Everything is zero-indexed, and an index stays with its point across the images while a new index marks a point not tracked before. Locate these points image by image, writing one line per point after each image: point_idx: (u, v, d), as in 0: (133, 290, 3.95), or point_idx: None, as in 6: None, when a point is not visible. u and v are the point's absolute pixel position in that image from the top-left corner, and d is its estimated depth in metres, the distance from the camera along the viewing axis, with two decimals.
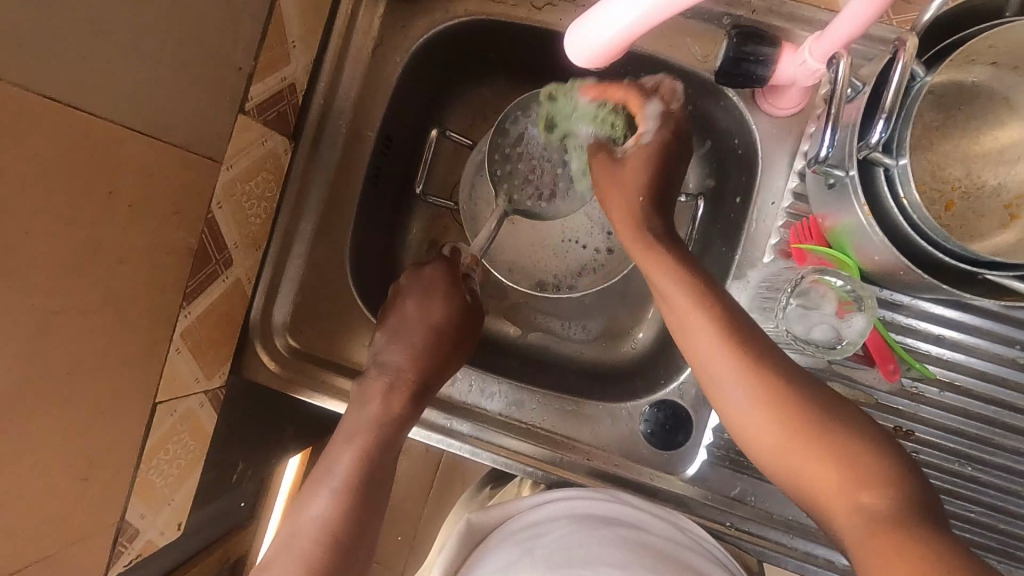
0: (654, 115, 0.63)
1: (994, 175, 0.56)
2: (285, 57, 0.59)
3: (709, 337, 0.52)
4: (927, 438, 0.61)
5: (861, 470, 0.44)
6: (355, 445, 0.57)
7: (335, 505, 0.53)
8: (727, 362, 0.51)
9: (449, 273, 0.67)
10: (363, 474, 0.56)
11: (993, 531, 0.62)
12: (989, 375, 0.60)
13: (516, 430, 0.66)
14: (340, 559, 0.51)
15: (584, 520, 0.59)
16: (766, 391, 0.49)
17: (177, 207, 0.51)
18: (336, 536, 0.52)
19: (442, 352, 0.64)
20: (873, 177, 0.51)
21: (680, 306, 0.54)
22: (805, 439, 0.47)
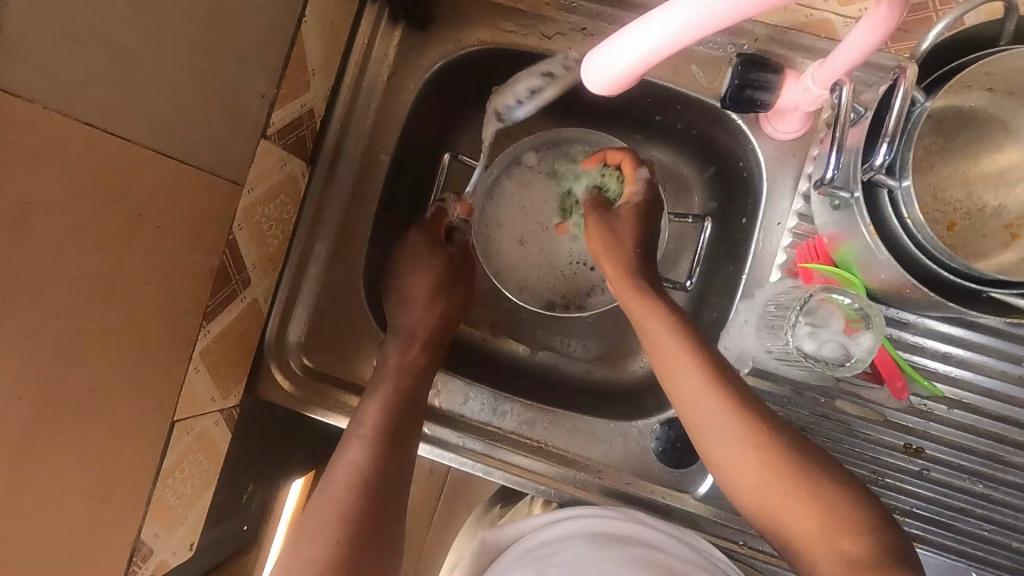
0: (644, 178, 0.66)
1: (995, 196, 0.57)
2: (304, 84, 0.61)
3: (694, 384, 0.55)
4: (937, 455, 0.62)
5: (837, 520, 0.47)
6: (379, 397, 0.62)
7: (365, 448, 0.58)
8: (701, 379, 0.55)
9: (427, 243, 0.70)
10: (392, 421, 0.60)
11: (1008, 550, 0.62)
12: (998, 394, 0.61)
13: (528, 449, 0.67)
14: (373, 500, 0.55)
15: (594, 538, 0.59)
16: (752, 436, 0.52)
17: (203, 229, 0.52)
18: (367, 477, 0.56)
19: (439, 315, 0.70)
20: (878, 199, 0.52)
21: (668, 348, 0.57)
22: (794, 484, 0.49)
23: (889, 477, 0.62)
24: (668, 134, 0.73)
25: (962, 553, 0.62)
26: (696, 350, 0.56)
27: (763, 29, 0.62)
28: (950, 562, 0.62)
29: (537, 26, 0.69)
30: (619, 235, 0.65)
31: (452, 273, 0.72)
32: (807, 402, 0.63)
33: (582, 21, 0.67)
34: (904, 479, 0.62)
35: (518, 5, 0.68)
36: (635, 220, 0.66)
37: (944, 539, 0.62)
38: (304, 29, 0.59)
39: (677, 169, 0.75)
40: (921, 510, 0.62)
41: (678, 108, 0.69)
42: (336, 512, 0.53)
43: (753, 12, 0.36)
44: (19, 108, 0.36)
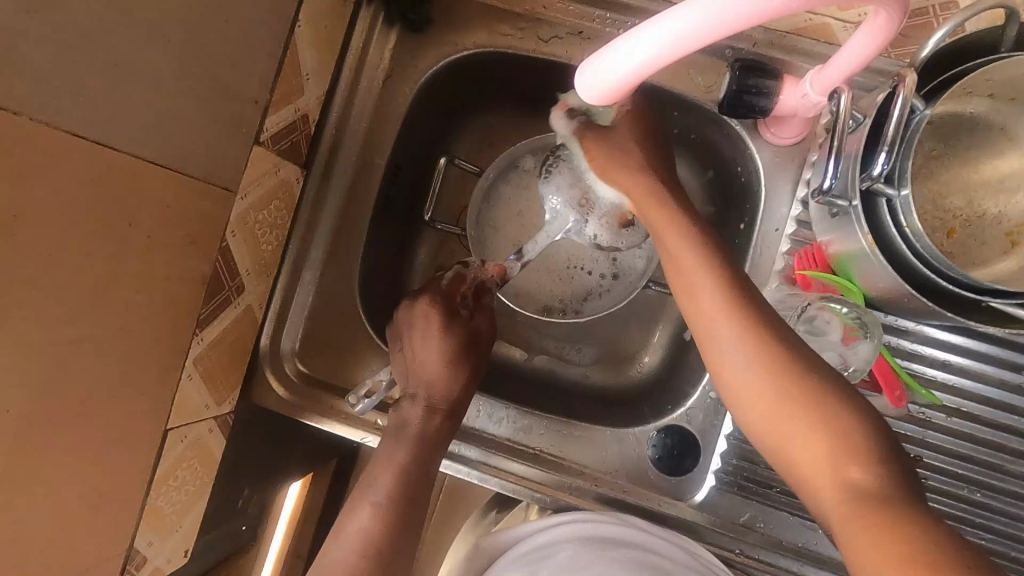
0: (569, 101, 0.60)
1: (995, 203, 0.57)
2: (298, 89, 0.60)
3: (708, 283, 0.51)
4: (935, 464, 0.61)
5: (855, 446, 0.44)
6: (397, 461, 0.59)
7: (376, 527, 0.55)
8: (713, 292, 0.51)
9: (445, 309, 0.65)
10: (406, 485, 0.58)
11: (1006, 560, 0.61)
12: (997, 404, 0.61)
13: (525, 456, 0.66)
14: (381, 566, 0.54)
15: (589, 542, 0.60)
16: (769, 359, 0.48)
17: (194, 237, 0.52)
18: (379, 547, 0.54)
19: (455, 390, 0.64)
20: (876, 206, 0.52)
21: (686, 263, 0.53)
22: (796, 406, 0.46)
23: None
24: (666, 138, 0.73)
25: None
26: (718, 265, 0.52)
27: (762, 33, 0.61)
28: None
29: (534, 29, 0.68)
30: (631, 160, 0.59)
31: (469, 356, 0.66)
32: None
33: (579, 24, 0.67)
34: None
35: (516, 8, 0.68)
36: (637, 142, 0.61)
37: None
38: (297, 34, 0.58)
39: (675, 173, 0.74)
40: None
41: (675, 113, 0.69)
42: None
43: (750, 21, 0.35)
44: (4, 121, 0.36)
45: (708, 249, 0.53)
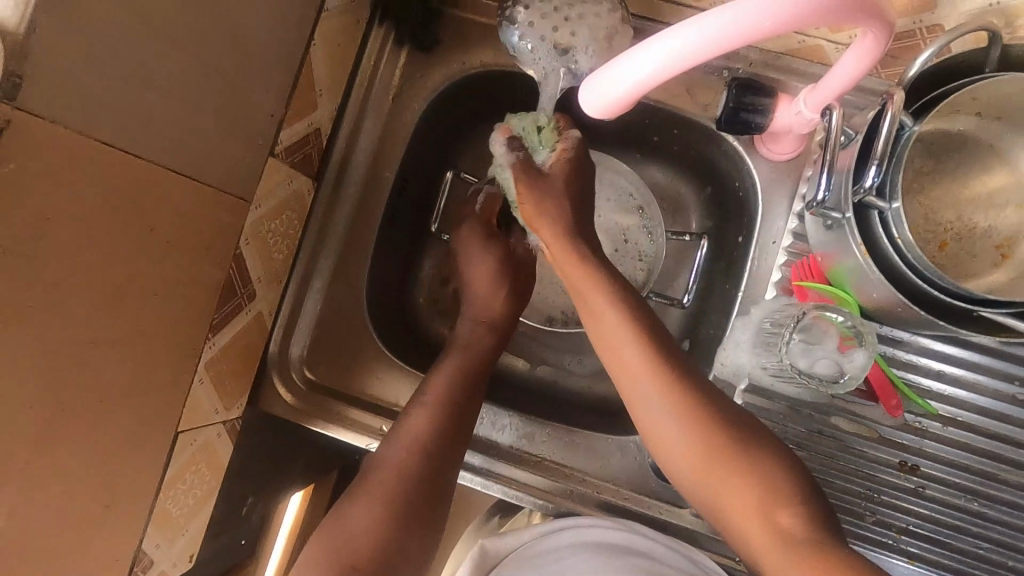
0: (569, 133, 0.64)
1: (984, 218, 0.59)
2: (312, 103, 0.63)
3: (625, 339, 0.55)
4: (932, 472, 0.62)
5: (780, 494, 0.49)
6: (429, 407, 0.61)
7: (411, 451, 0.58)
8: (632, 346, 0.54)
9: (484, 232, 0.71)
10: (439, 434, 0.59)
11: (1004, 568, 0.62)
12: (992, 414, 0.62)
13: (527, 463, 0.67)
14: (420, 491, 0.57)
15: (598, 548, 0.60)
16: (684, 411, 0.52)
17: (211, 244, 0.53)
18: (403, 492, 0.56)
19: (503, 316, 0.71)
20: (869, 218, 0.53)
21: (603, 321, 0.56)
22: (724, 462, 0.51)
23: (886, 494, 0.62)
24: (665, 154, 0.75)
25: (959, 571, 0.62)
26: (630, 317, 0.55)
27: (757, 54, 0.64)
28: None
29: None
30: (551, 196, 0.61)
31: (517, 243, 0.73)
32: (805, 419, 0.63)
33: None
34: (899, 495, 0.62)
35: None
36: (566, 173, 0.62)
37: (940, 557, 0.62)
38: (312, 52, 0.61)
39: (675, 188, 0.76)
40: (917, 528, 0.62)
41: (674, 130, 0.71)
42: (381, 501, 0.56)
43: (748, 40, 0.38)
44: (39, 128, 0.37)
45: (634, 315, 0.55)
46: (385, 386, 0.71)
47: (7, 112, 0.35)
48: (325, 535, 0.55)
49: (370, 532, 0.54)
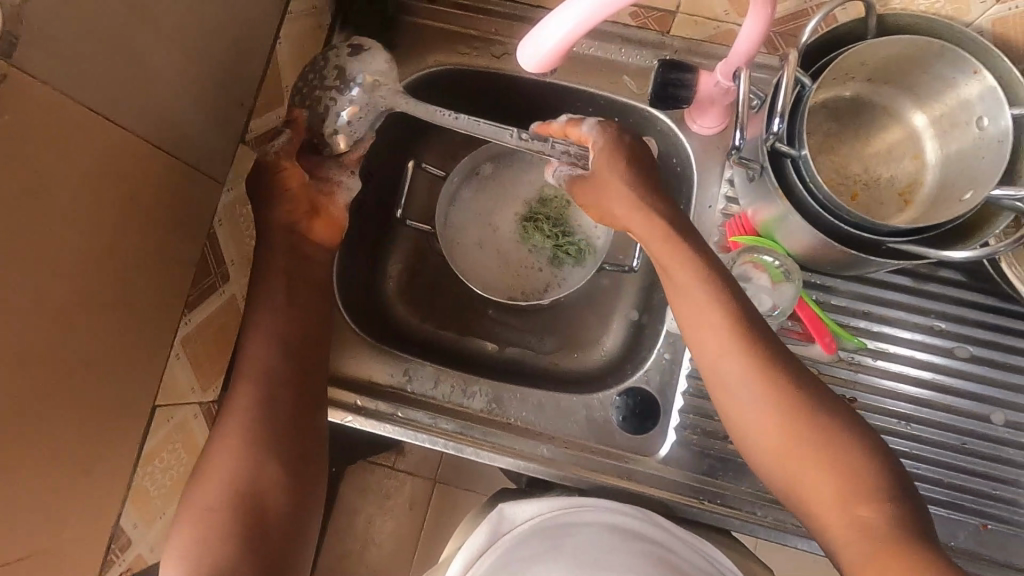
0: (590, 126, 0.64)
1: (887, 170, 0.67)
2: (279, 98, 0.68)
3: (717, 330, 0.56)
4: (869, 404, 0.68)
5: (859, 489, 0.51)
6: (262, 340, 0.63)
7: (257, 381, 0.61)
8: (716, 331, 0.56)
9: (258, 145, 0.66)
10: (280, 359, 0.62)
11: (941, 486, 0.66)
12: (910, 343, 0.68)
13: (498, 425, 0.70)
14: (275, 424, 0.60)
15: (615, 531, 0.62)
16: (778, 403, 0.54)
17: (185, 219, 0.57)
18: (255, 420, 0.59)
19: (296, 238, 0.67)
20: (783, 167, 0.61)
21: (698, 305, 0.57)
22: (809, 454, 0.53)
23: None
24: None
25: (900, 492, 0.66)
26: (724, 302, 0.57)
27: (681, 42, 0.73)
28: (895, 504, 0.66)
29: (487, 48, 0.78)
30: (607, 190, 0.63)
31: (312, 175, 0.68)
32: None
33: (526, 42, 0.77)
34: None
35: (470, 31, 0.78)
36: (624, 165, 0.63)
37: None
38: (278, 50, 0.66)
39: None
40: None
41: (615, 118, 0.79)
42: (237, 439, 0.58)
43: None
44: (34, 88, 0.39)
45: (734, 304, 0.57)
46: (357, 362, 0.73)
47: (6, 69, 0.37)
48: (197, 496, 0.56)
49: (235, 454, 0.57)
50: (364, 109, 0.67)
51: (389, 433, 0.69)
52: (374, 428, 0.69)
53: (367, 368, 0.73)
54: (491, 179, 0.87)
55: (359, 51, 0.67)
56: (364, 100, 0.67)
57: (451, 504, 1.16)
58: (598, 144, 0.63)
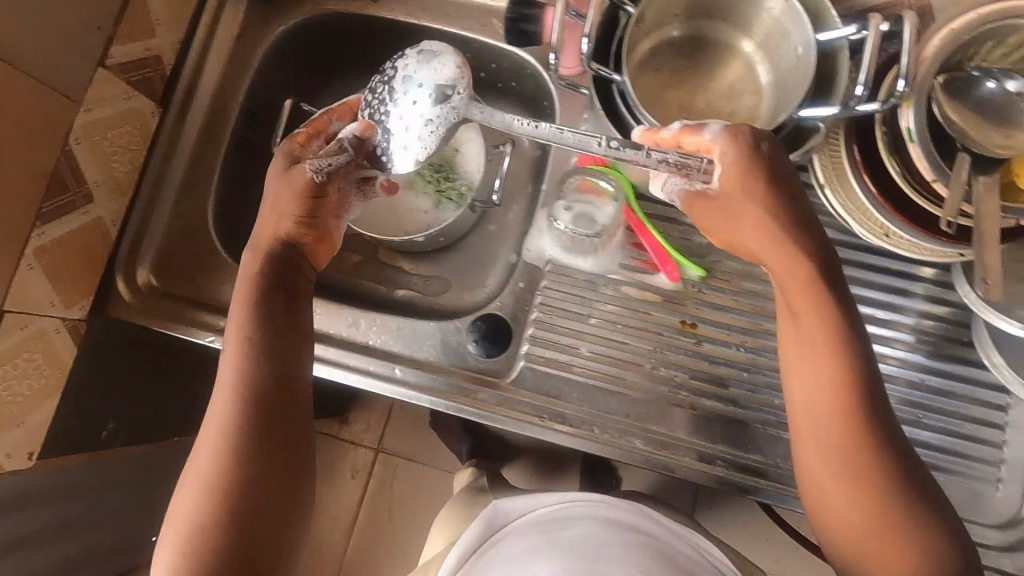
0: (718, 133, 0.55)
1: (728, 106, 0.69)
2: (148, 30, 0.71)
3: (820, 352, 0.54)
4: (708, 330, 0.70)
5: (901, 536, 0.50)
6: (232, 352, 0.57)
7: (233, 385, 0.55)
8: (822, 355, 0.54)
9: (290, 151, 0.65)
10: (266, 364, 0.56)
11: (772, 408, 0.69)
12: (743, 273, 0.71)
13: (357, 348, 0.73)
14: (259, 432, 0.54)
15: (607, 521, 0.61)
16: (851, 438, 0.52)
17: (26, 128, 0.60)
18: (225, 436, 0.54)
19: (277, 246, 0.61)
20: (612, 94, 0.64)
21: (811, 346, 0.54)
22: (853, 490, 0.52)
23: (664, 348, 0.70)
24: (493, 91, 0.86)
25: (742, 418, 0.69)
26: (845, 328, 0.54)
27: None
28: (727, 426, 0.69)
29: None
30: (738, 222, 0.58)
31: (327, 188, 0.63)
32: (597, 290, 0.72)
33: None
34: (681, 351, 0.70)
35: None
36: (756, 177, 0.55)
37: (719, 405, 0.69)
38: None
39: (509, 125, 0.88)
40: (693, 380, 0.69)
41: (493, 66, 0.82)
42: (214, 465, 0.53)
43: None
44: None
45: (843, 322, 0.54)
46: (227, 289, 0.75)
47: None
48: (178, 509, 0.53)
49: (210, 463, 0.53)
50: (441, 122, 0.64)
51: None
52: None
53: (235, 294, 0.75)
54: None
55: (430, 60, 0.65)
56: (447, 112, 0.64)
57: (391, 472, 1.18)
58: (728, 163, 0.55)
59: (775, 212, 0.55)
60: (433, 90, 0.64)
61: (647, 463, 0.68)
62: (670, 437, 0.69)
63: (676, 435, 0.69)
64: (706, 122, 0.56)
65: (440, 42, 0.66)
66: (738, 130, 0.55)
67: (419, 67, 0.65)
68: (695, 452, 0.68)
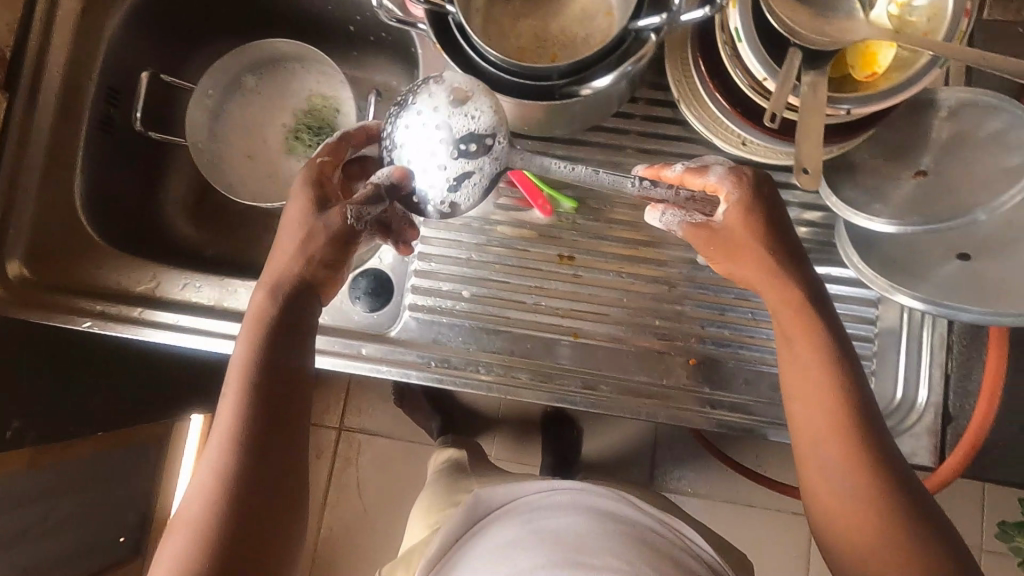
0: (725, 178, 0.56)
1: (582, 28, 0.68)
2: None
3: (816, 365, 0.52)
4: (585, 259, 0.71)
5: (902, 550, 0.47)
6: (233, 397, 0.53)
7: (226, 440, 0.51)
8: (819, 366, 0.52)
9: (312, 188, 0.59)
10: (259, 414, 0.52)
11: (654, 329, 0.69)
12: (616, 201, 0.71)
13: (237, 316, 0.72)
14: (250, 490, 0.50)
15: (590, 513, 0.62)
16: (853, 449, 0.50)
17: None
18: (218, 491, 0.50)
19: (292, 289, 0.58)
20: (449, 25, 0.61)
21: (801, 356, 0.53)
22: (860, 502, 0.49)
23: (544, 282, 0.71)
24: (365, 44, 0.84)
25: (627, 342, 0.69)
26: (832, 343, 0.53)
27: None
28: (613, 352, 0.69)
29: None
30: (722, 238, 0.56)
31: (357, 237, 0.59)
32: (473, 233, 0.71)
33: None
34: (560, 283, 0.71)
35: None
36: (749, 208, 0.55)
37: (603, 334, 0.70)
38: None
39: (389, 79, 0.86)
40: (574, 309, 0.70)
41: (355, 17, 0.81)
42: (195, 520, 0.49)
43: None
44: None
45: (822, 324, 0.53)
46: (102, 273, 0.74)
47: None
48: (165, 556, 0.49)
49: (197, 520, 0.49)
50: (481, 172, 0.59)
51: (160, 341, 0.71)
52: (115, 330, 0.70)
53: (111, 277, 0.74)
54: (258, 92, 0.87)
55: (461, 106, 0.57)
56: (488, 161, 0.59)
57: (355, 448, 1.18)
58: (734, 202, 0.55)
59: (768, 237, 0.55)
60: (446, 134, 0.57)
61: (534, 397, 0.68)
62: (558, 369, 0.69)
63: (563, 366, 0.69)
64: (713, 167, 0.56)
65: (470, 77, 0.58)
66: (742, 171, 0.56)
67: (461, 112, 0.57)
68: (581, 380, 0.69)
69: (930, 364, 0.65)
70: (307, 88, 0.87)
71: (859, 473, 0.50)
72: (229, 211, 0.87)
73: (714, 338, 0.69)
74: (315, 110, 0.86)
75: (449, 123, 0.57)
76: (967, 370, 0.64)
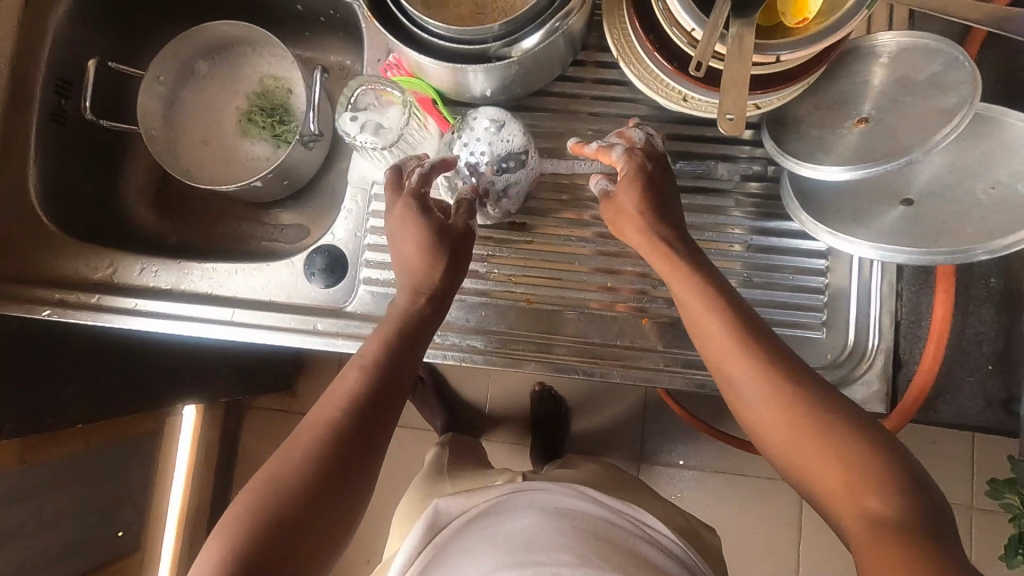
0: (621, 156, 0.59)
1: None
2: None
3: (715, 322, 0.52)
4: (535, 225, 0.71)
5: (862, 477, 0.44)
6: (354, 374, 0.53)
7: (330, 417, 0.50)
8: (718, 322, 0.52)
9: (414, 197, 0.60)
10: (373, 394, 0.52)
11: (607, 291, 0.70)
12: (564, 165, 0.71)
13: (195, 297, 0.73)
14: (341, 461, 0.49)
15: (546, 511, 0.62)
16: (778, 390, 0.49)
17: None
18: (315, 460, 0.48)
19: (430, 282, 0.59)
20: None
21: (693, 310, 0.53)
22: (805, 443, 0.47)
23: (496, 250, 0.71)
24: (314, 23, 0.84)
25: (580, 306, 0.70)
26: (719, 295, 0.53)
27: None
28: (567, 316, 0.70)
29: None
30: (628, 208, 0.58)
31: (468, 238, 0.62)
32: None
33: None
34: (511, 249, 0.71)
35: None
36: (639, 181, 0.58)
37: (557, 298, 0.70)
38: None
39: (340, 60, 0.87)
40: (526, 275, 0.70)
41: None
42: (271, 483, 0.47)
43: None
44: None
45: (695, 270, 0.55)
46: (60, 261, 0.74)
47: None
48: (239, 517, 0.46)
49: (292, 475, 0.47)
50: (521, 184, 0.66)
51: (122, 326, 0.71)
52: (74, 317, 0.71)
53: (68, 264, 0.74)
54: (211, 77, 0.87)
55: (499, 132, 0.65)
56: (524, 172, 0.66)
57: None
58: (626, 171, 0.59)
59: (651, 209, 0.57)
60: (490, 156, 0.64)
61: (493, 364, 0.69)
62: (514, 336, 0.70)
63: (518, 332, 0.70)
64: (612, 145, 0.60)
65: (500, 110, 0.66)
66: (629, 151, 0.59)
67: (500, 137, 0.65)
68: (534, 345, 0.69)
69: (879, 312, 0.65)
70: (262, 72, 0.87)
71: (771, 395, 0.48)
72: (190, 198, 0.88)
73: (666, 297, 0.69)
74: (269, 93, 0.86)
75: (489, 146, 0.64)
76: (916, 316, 0.65)
